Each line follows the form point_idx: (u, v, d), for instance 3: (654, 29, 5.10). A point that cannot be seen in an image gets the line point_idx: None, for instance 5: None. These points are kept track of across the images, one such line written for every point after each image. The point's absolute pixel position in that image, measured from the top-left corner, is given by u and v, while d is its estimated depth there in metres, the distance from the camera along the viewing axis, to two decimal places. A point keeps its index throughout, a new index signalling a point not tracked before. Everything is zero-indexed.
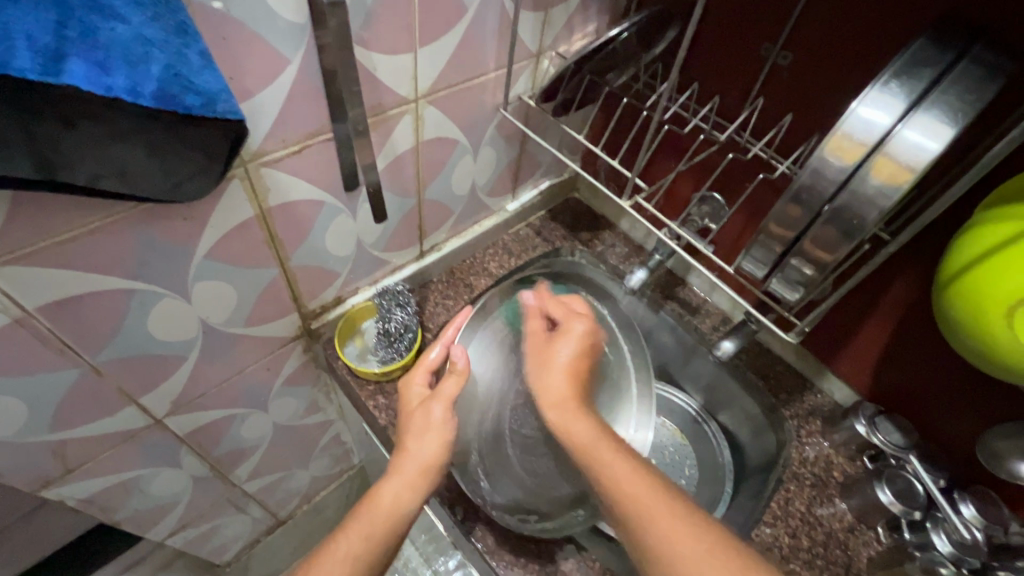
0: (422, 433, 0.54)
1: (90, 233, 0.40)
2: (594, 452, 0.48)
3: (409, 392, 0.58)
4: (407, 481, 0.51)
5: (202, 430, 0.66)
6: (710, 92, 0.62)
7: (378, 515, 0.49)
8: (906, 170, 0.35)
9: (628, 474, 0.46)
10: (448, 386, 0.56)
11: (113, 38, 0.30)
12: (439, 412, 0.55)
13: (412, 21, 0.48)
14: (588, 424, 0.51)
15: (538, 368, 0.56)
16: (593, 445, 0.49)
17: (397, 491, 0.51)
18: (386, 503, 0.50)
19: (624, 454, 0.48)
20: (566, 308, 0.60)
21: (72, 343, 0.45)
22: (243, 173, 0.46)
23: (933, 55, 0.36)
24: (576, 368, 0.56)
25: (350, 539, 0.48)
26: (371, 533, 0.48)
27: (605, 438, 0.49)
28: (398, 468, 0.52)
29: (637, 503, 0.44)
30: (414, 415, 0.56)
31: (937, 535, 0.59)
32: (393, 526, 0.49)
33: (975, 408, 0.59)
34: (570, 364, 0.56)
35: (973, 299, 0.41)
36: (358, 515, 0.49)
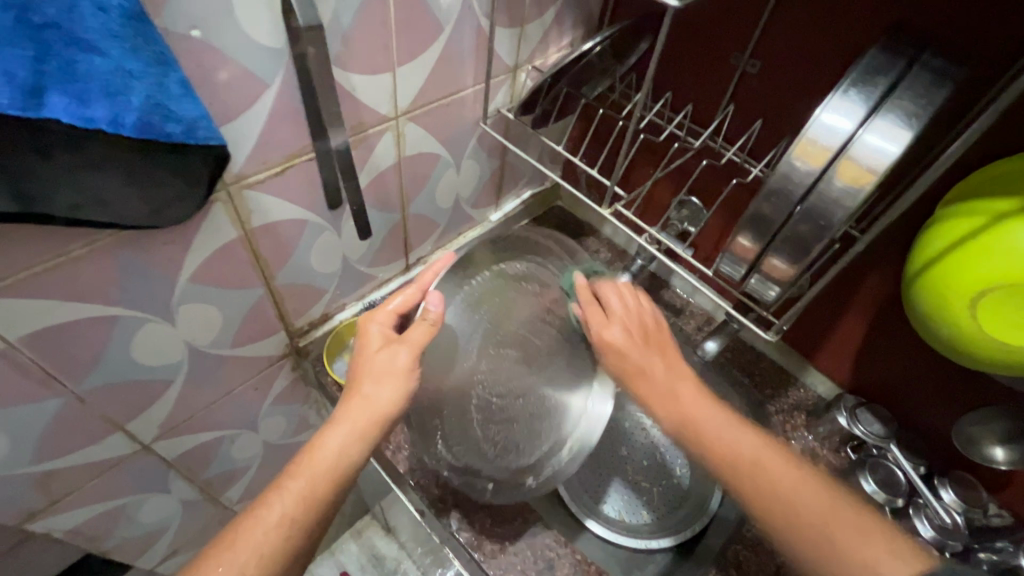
0: (381, 368, 0.52)
1: (71, 262, 0.40)
2: (700, 430, 0.49)
3: (368, 341, 0.54)
4: (357, 436, 0.49)
5: (192, 453, 0.66)
6: (683, 99, 0.64)
7: (322, 464, 0.48)
8: (868, 173, 0.37)
9: (743, 444, 0.48)
10: (417, 332, 0.54)
11: (92, 70, 0.30)
12: (404, 352, 0.53)
13: (389, 42, 0.49)
14: (682, 395, 0.51)
15: (611, 353, 0.55)
16: (693, 418, 0.50)
17: (342, 441, 0.49)
18: (327, 455, 0.48)
19: (730, 423, 0.49)
20: (618, 305, 0.58)
21: (53, 371, 0.45)
22: (225, 196, 0.46)
23: (887, 63, 0.38)
24: (644, 350, 0.55)
25: (295, 484, 0.46)
26: (315, 489, 0.47)
27: (702, 404, 0.51)
28: (344, 416, 0.50)
29: (749, 468, 0.46)
30: (377, 355, 0.53)
31: (920, 521, 0.61)
32: (335, 476, 0.48)
33: (952, 398, 0.60)
34: (632, 348, 0.55)
35: (940, 292, 0.43)
36: (299, 461, 0.48)
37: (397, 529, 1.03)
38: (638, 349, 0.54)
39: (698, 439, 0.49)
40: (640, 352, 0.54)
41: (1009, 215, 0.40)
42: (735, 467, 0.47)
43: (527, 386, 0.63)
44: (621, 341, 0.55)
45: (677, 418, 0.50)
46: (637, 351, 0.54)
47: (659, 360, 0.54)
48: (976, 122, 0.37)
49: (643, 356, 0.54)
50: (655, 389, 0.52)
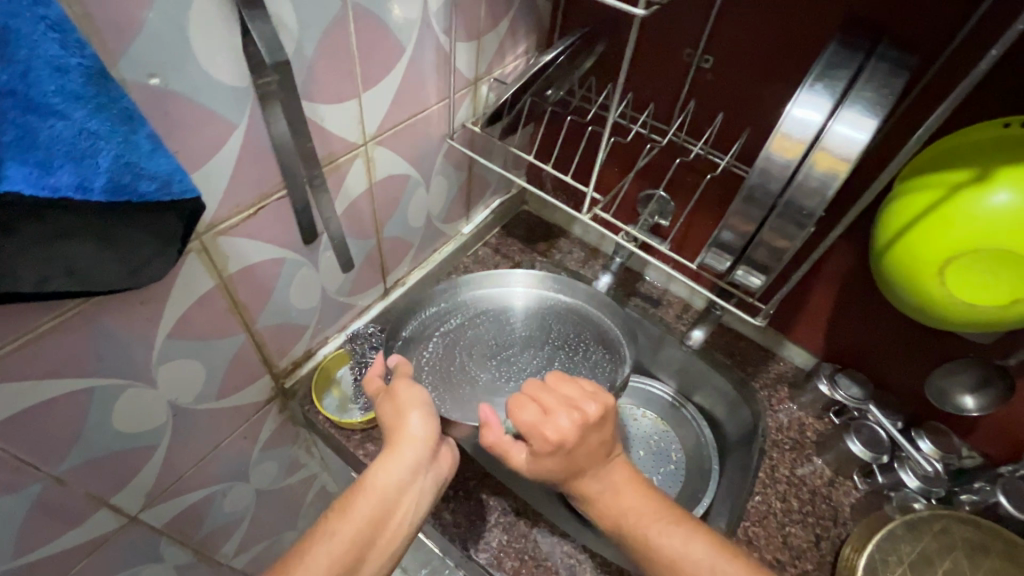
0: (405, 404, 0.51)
1: (39, 338, 0.37)
2: (637, 539, 0.46)
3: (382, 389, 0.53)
4: (406, 464, 0.49)
5: (182, 515, 0.62)
6: (644, 98, 0.65)
7: (373, 496, 0.46)
8: (842, 161, 0.39)
9: (689, 555, 0.44)
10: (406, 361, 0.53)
11: (53, 136, 0.28)
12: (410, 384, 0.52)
13: (354, 68, 0.48)
14: (619, 490, 0.48)
15: (558, 454, 0.47)
16: (625, 523, 0.47)
17: (388, 468, 0.48)
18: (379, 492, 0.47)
19: (665, 524, 0.46)
20: (556, 397, 0.51)
21: (28, 457, 0.41)
22: (200, 246, 0.44)
23: (845, 57, 0.41)
24: (586, 451, 0.48)
25: (347, 524, 0.45)
26: (369, 518, 0.46)
27: (644, 511, 0.47)
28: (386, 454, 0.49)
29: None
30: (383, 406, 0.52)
31: (905, 473, 0.65)
32: (391, 510, 0.47)
33: (922, 354, 0.65)
34: (576, 451, 0.48)
35: (911, 263, 0.46)
36: (351, 498, 0.47)
37: None
38: (580, 455, 0.48)
39: (635, 547, 0.46)
40: (583, 451, 0.48)
41: (965, 185, 0.43)
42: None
43: (547, 360, 0.69)
44: (562, 449, 0.47)
45: (609, 523, 0.48)
46: (580, 458, 0.48)
47: (596, 456, 0.48)
48: (939, 110, 0.37)
49: (586, 459, 0.48)
50: (597, 488, 0.48)
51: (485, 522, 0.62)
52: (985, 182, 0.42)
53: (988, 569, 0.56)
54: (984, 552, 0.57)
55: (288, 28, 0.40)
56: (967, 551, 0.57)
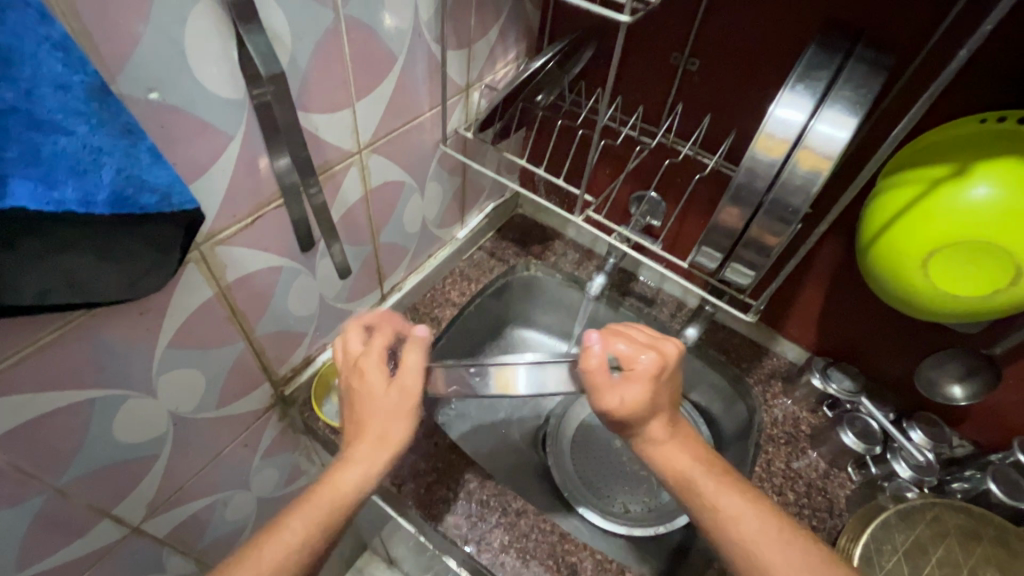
0: (380, 403, 0.50)
1: (41, 351, 0.37)
2: (704, 492, 0.47)
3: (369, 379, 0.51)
4: (367, 471, 0.48)
5: (184, 525, 0.62)
6: (633, 101, 0.67)
7: (328, 499, 0.47)
8: (825, 159, 0.40)
9: (752, 516, 0.46)
10: (410, 355, 0.50)
11: (57, 152, 0.28)
12: (403, 384, 0.50)
13: (347, 78, 0.48)
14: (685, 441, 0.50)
15: (662, 382, 0.49)
16: (694, 474, 0.48)
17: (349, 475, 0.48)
18: (336, 486, 0.47)
19: (727, 485, 0.48)
20: (641, 335, 0.51)
21: (31, 469, 0.42)
22: (198, 256, 0.45)
23: (824, 59, 0.42)
24: (668, 392, 0.50)
25: (304, 521, 0.45)
26: (326, 517, 0.46)
27: (706, 466, 0.49)
28: (352, 456, 0.49)
29: (761, 546, 0.44)
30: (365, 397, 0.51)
31: (898, 463, 0.66)
32: (344, 509, 0.47)
33: (912, 346, 0.66)
34: (664, 387, 0.49)
35: (894, 255, 0.47)
36: (313, 491, 0.47)
37: (400, 560, 1.00)
38: (666, 393, 0.49)
39: (700, 500, 0.47)
40: (669, 391, 0.50)
41: (945, 179, 0.44)
42: (743, 545, 0.45)
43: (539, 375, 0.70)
44: (659, 377, 0.48)
45: (675, 474, 0.49)
46: (663, 397, 0.49)
47: (671, 402, 0.50)
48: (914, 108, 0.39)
49: (667, 398, 0.49)
50: (666, 434, 0.49)
51: (487, 523, 0.63)
52: (965, 176, 0.43)
53: (981, 555, 0.57)
54: (976, 539, 0.58)
55: (282, 41, 0.41)
56: (959, 538, 0.58)
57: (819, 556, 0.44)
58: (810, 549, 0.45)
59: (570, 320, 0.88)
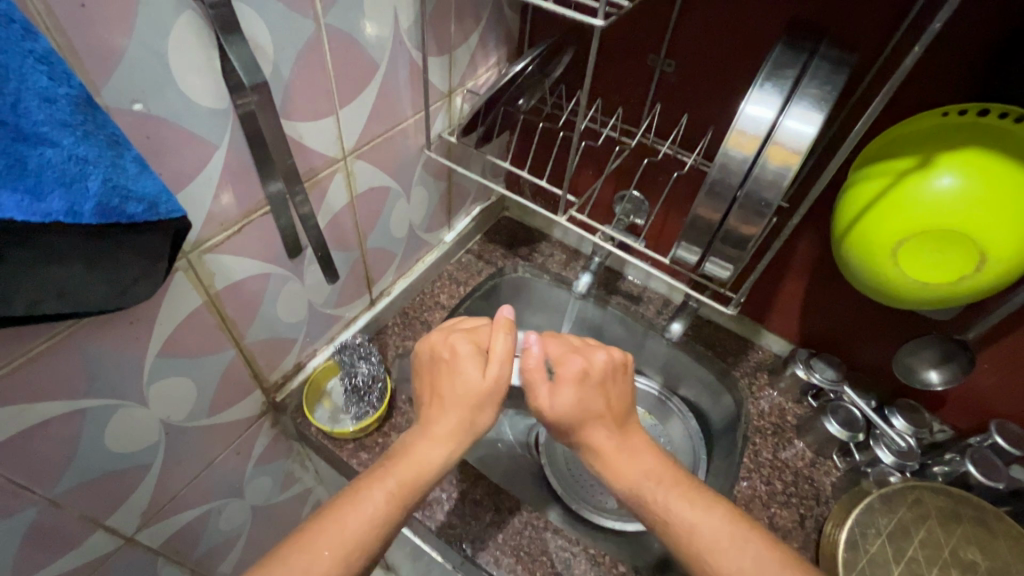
0: (471, 385, 0.52)
1: (30, 362, 0.38)
2: (655, 502, 0.48)
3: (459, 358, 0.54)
4: (449, 444, 0.50)
5: (178, 535, 0.62)
6: (613, 102, 0.68)
7: (412, 467, 0.48)
8: (794, 154, 0.42)
9: (706, 522, 0.46)
10: (500, 341, 0.54)
11: (44, 163, 0.29)
12: (498, 372, 0.53)
13: (330, 87, 0.49)
14: (635, 455, 0.51)
15: (592, 381, 0.54)
16: (643, 485, 0.49)
17: (432, 446, 0.49)
18: (417, 457, 0.48)
19: (681, 494, 0.48)
20: (575, 343, 0.59)
21: (23, 481, 0.42)
22: (186, 264, 0.45)
23: (791, 58, 0.43)
24: (599, 395, 0.53)
25: (387, 492, 0.46)
26: (409, 485, 0.47)
27: (658, 478, 0.49)
28: (428, 430, 0.50)
29: (718, 552, 0.45)
30: (441, 374, 0.53)
31: (881, 450, 0.67)
32: (425, 483, 0.48)
33: (891, 334, 0.68)
34: (596, 394, 0.53)
35: (866, 245, 0.49)
36: (392, 463, 0.48)
37: (397, 565, 1.00)
38: (597, 400, 0.53)
39: (655, 511, 0.48)
40: (599, 396, 0.53)
41: (910, 171, 0.46)
42: (697, 553, 0.45)
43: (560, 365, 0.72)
44: (586, 382, 0.54)
45: (627, 489, 0.49)
46: (597, 404, 0.53)
47: (608, 408, 0.53)
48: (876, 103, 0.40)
49: (604, 406, 0.53)
50: (611, 444, 0.51)
51: (480, 522, 0.64)
52: (929, 167, 0.45)
53: (962, 535, 0.59)
54: (956, 520, 0.60)
55: (264, 51, 0.42)
56: (941, 519, 0.60)
57: (777, 558, 0.44)
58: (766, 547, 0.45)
59: (559, 320, 0.89)
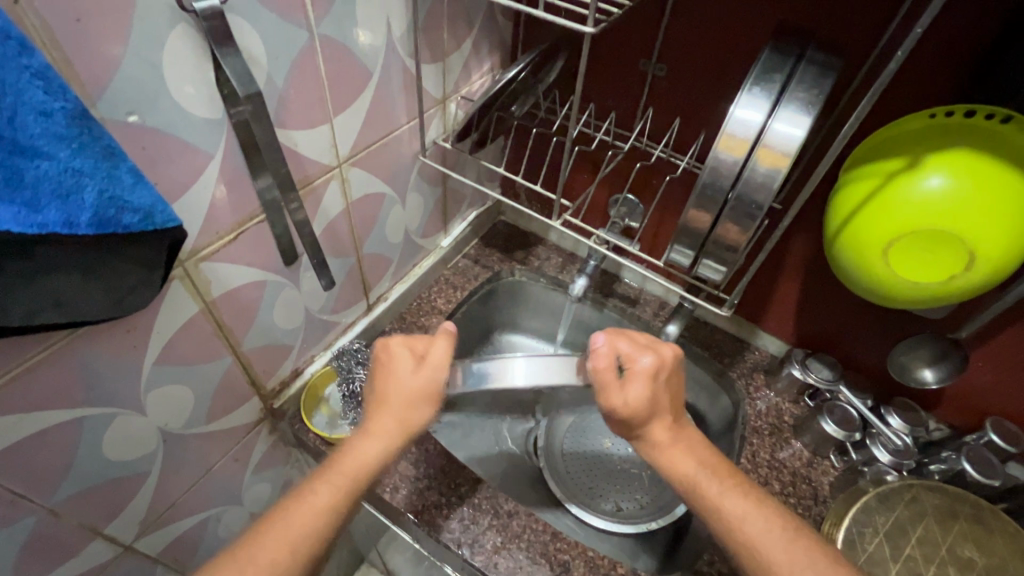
0: (406, 386, 0.49)
1: (28, 372, 0.38)
2: (707, 495, 0.48)
3: (394, 361, 0.51)
4: (389, 440, 0.49)
5: (177, 543, 0.62)
6: (606, 106, 0.68)
7: (352, 464, 0.47)
8: (783, 156, 0.42)
9: (758, 516, 0.46)
10: (440, 346, 0.51)
11: (40, 175, 0.29)
12: (431, 375, 0.49)
13: (324, 95, 0.50)
14: (688, 450, 0.50)
15: (663, 378, 0.50)
16: (698, 478, 0.48)
17: (369, 442, 0.48)
18: (355, 455, 0.47)
19: (734, 488, 0.48)
20: (641, 337, 0.52)
21: (21, 490, 0.42)
22: (183, 272, 0.45)
23: (778, 62, 0.44)
24: (664, 392, 0.50)
25: (330, 488, 0.46)
26: (348, 483, 0.46)
27: (710, 470, 0.49)
28: (370, 427, 0.49)
29: (769, 547, 0.45)
30: (379, 377, 0.51)
31: (877, 449, 0.67)
32: (365, 480, 0.47)
33: (885, 334, 0.68)
34: (662, 387, 0.50)
35: (857, 245, 0.49)
36: (333, 462, 0.47)
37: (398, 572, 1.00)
38: (664, 395, 0.50)
39: (706, 506, 0.47)
40: (667, 392, 0.51)
41: (898, 173, 0.47)
42: (746, 545, 0.45)
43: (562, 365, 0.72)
44: (656, 377, 0.50)
45: (681, 478, 0.49)
46: (663, 399, 0.50)
47: (670, 404, 0.51)
48: (861, 107, 0.41)
49: (667, 400, 0.50)
50: (670, 438, 0.50)
51: (479, 526, 0.64)
52: (918, 168, 0.45)
53: (959, 532, 0.59)
54: (953, 517, 0.60)
55: (258, 61, 0.42)
56: (938, 517, 0.60)
57: (825, 556, 0.45)
58: (820, 551, 0.45)
59: (556, 323, 0.89)
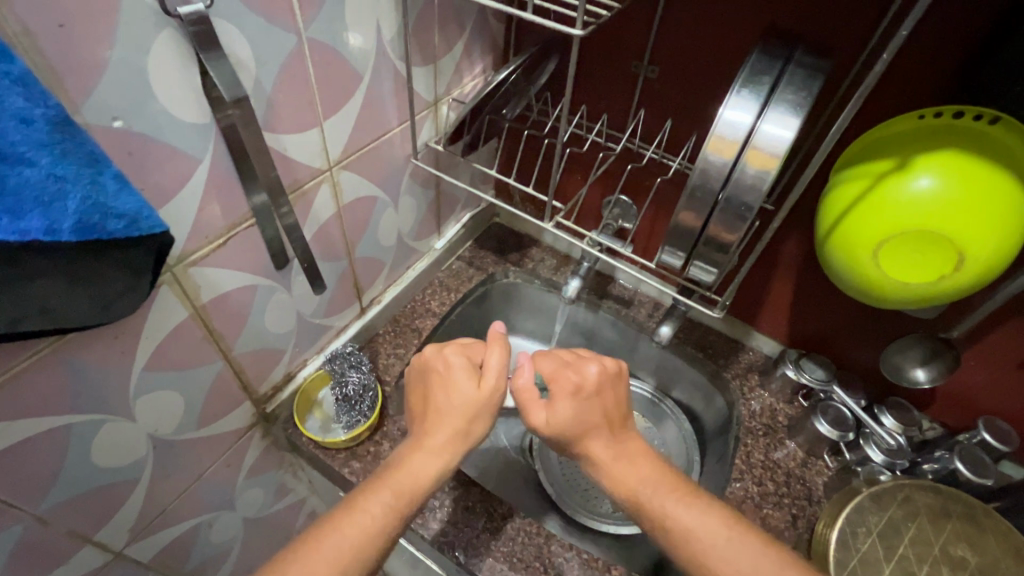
0: (463, 397, 0.53)
1: (13, 379, 0.38)
2: (651, 508, 0.48)
3: (453, 373, 0.55)
4: (446, 451, 0.51)
5: (168, 549, 0.62)
6: (598, 108, 0.68)
7: (409, 476, 0.48)
8: (772, 157, 0.42)
9: (700, 522, 0.47)
10: (496, 356, 0.55)
11: (22, 181, 0.29)
12: (492, 386, 0.54)
13: (313, 99, 0.50)
14: (632, 463, 0.51)
15: (591, 393, 0.54)
16: (638, 491, 0.49)
17: (426, 454, 0.50)
18: (412, 467, 0.49)
19: (677, 497, 0.49)
20: (572, 355, 0.59)
21: (8, 498, 0.42)
22: (171, 277, 0.45)
23: (767, 64, 0.44)
24: (594, 407, 0.54)
25: (382, 503, 0.46)
26: (406, 496, 0.47)
27: (652, 483, 0.50)
28: (426, 439, 0.51)
29: (710, 552, 0.45)
30: (436, 387, 0.54)
31: (871, 449, 0.68)
32: (421, 491, 0.48)
33: (878, 334, 0.69)
34: (592, 404, 0.54)
35: (848, 246, 0.49)
36: (390, 474, 0.48)
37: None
38: (596, 410, 0.53)
39: (651, 515, 0.48)
40: (596, 406, 0.54)
41: (888, 174, 0.47)
42: (695, 554, 0.46)
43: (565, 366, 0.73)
44: (581, 394, 0.54)
45: (625, 492, 0.50)
46: (593, 412, 0.53)
47: (603, 417, 0.53)
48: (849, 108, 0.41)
49: (600, 414, 0.53)
50: (607, 452, 0.52)
51: (473, 529, 0.64)
52: (906, 169, 0.46)
53: (952, 532, 0.59)
54: (946, 517, 0.60)
55: (245, 65, 0.42)
56: (930, 516, 0.60)
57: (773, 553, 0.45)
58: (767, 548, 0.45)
59: (550, 325, 0.89)
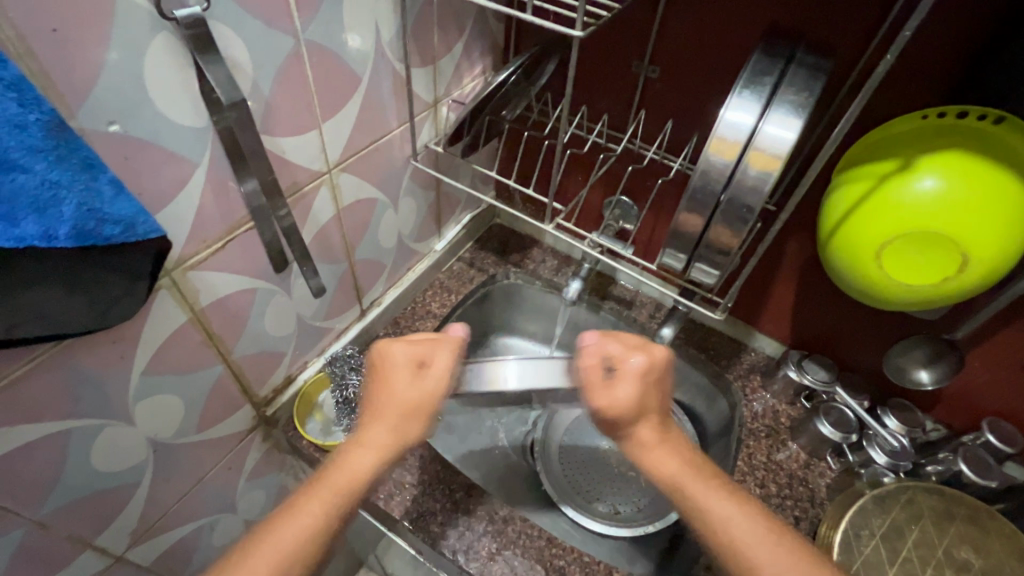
0: (404, 395, 0.49)
1: (12, 385, 0.38)
2: (692, 497, 0.48)
3: (393, 370, 0.50)
4: (387, 450, 0.49)
5: (170, 552, 0.62)
6: (598, 109, 0.68)
7: (347, 476, 0.47)
8: (774, 159, 0.42)
9: (743, 520, 0.46)
10: (443, 358, 0.50)
11: (17, 188, 0.29)
12: (434, 386, 0.49)
13: (311, 101, 0.49)
14: (675, 453, 0.50)
15: (654, 377, 0.50)
16: (682, 480, 0.48)
17: (360, 453, 0.48)
18: (348, 467, 0.47)
19: (719, 490, 0.48)
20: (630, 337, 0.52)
21: (8, 504, 0.42)
22: (170, 282, 0.45)
23: (768, 64, 0.44)
24: (652, 395, 0.50)
25: (319, 504, 0.46)
26: (342, 496, 0.46)
27: (693, 470, 0.49)
28: (363, 435, 0.49)
29: (754, 550, 0.45)
30: (376, 384, 0.51)
31: (874, 450, 0.67)
32: (357, 490, 0.47)
33: (881, 335, 0.68)
34: (652, 388, 0.50)
35: (851, 247, 0.49)
36: (325, 473, 0.47)
37: None
38: (653, 396, 0.50)
39: (690, 506, 0.47)
40: (654, 394, 0.50)
41: (892, 174, 0.46)
42: (732, 549, 0.45)
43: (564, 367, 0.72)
44: (646, 378, 0.50)
45: (666, 481, 0.49)
46: (651, 400, 0.50)
47: (658, 406, 0.51)
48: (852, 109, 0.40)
49: (655, 401, 0.51)
50: (657, 440, 0.50)
51: (474, 532, 0.63)
52: (911, 169, 0.45)
53: (955, 534, 0.59)
54: (950, 519, 0.60)
55: (242, 68, 0.42)
56: (934, 519, 0.60)
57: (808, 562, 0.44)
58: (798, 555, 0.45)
59: (552, 325, 0.88)
